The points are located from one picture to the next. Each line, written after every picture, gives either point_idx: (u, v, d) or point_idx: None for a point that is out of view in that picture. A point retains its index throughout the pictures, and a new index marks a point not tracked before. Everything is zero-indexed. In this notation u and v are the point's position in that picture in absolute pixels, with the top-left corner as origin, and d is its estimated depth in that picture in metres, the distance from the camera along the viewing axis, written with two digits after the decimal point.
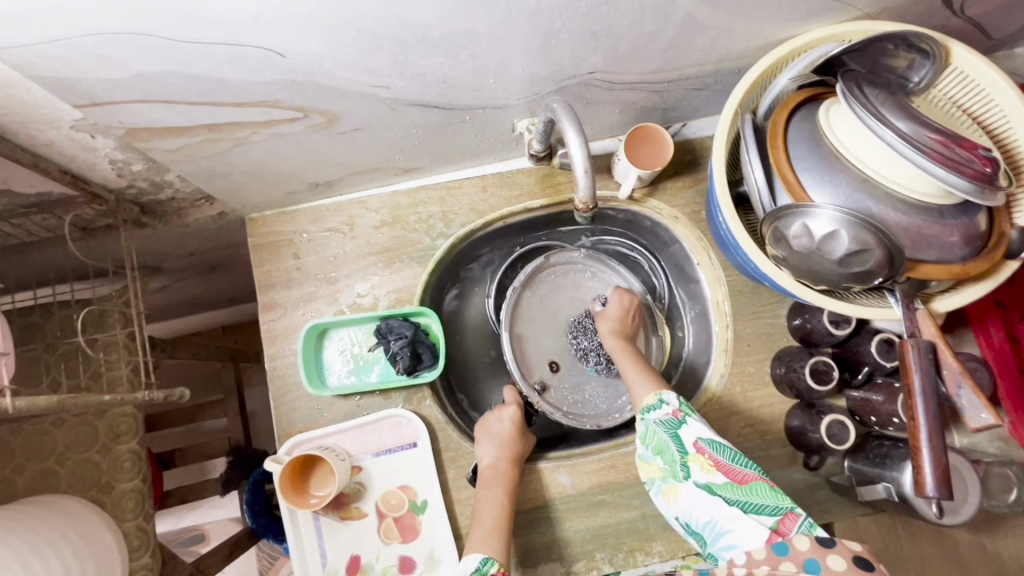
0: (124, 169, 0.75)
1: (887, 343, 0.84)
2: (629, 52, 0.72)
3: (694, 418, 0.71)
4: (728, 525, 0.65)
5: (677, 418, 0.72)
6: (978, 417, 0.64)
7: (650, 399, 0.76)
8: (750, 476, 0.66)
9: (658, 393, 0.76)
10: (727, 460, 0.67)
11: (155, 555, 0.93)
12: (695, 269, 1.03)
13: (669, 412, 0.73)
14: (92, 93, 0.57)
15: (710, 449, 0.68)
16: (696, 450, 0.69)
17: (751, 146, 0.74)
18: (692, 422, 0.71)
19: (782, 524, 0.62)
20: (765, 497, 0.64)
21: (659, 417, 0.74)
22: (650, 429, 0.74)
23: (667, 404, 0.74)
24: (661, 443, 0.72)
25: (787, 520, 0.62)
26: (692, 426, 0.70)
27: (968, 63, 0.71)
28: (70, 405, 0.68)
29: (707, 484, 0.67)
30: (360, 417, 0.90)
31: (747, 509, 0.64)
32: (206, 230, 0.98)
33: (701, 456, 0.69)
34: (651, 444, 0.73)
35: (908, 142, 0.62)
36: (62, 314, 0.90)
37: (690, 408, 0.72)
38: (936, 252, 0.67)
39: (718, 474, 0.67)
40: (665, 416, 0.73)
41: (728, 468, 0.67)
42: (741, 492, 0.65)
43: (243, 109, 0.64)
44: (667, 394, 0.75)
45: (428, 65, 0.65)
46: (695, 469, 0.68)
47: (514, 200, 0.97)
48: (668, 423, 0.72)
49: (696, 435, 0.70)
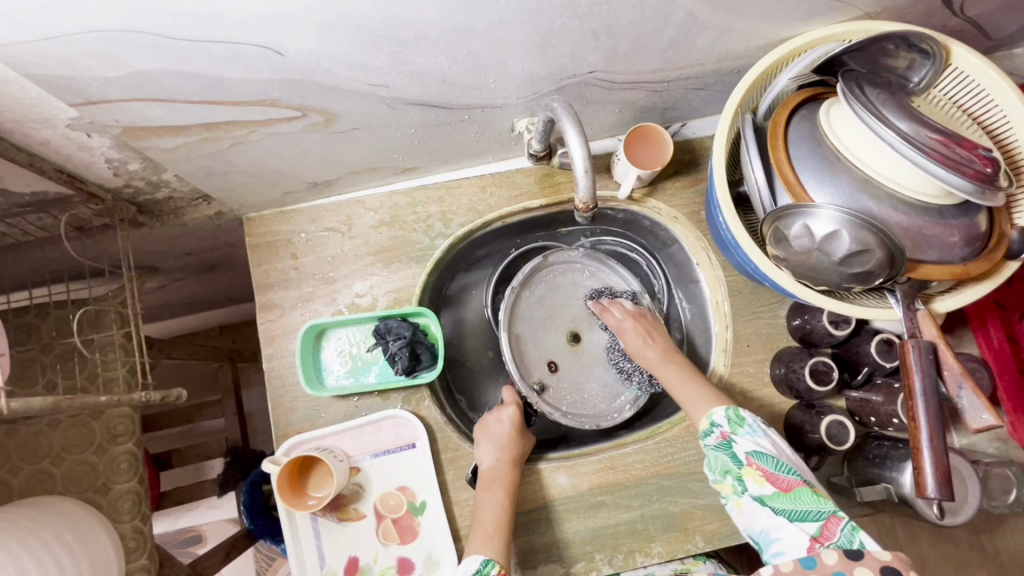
0: (120, 168, 0.74)
1: (886, 344, 0.84)
2: (629, 51, 0.72)
3: (743, 433, 0.72)
4: (777, 533, 0.65)
5: (726, 437, 0.72)
6: (978, 418, 0.65)
7: (703, 421, 0.76)
8: (795, 484, 0.66)
9: (709, 415, 0.76)
10: (773, 469, 0.67)
11: (152, 556, 0.93)
12: (694, 269, 1.03)
13: (720, 433, 0.73)
14: (88, 91, 0.56)
15: (758, 461, 0.68)
16: (747, 463, 0.69)
17: (751, 146, 0.74)
18: (742, 437, 0.71)
19: (825, 529, 0.63)
20: (809, 503, 0.65)
21: (713, 442, 0.74)
22: (711, 454, 0.73)
23: (717, 425, 0.74)
24: (723, 464, 0.71)
25: (830, 524, 0.63)
26: (743, 442, 0.71)
27: (968, 63, 0.71)
28: (66, 406, 0.67)
29: (760, 496, 0.67)
30: (358, 418, 0.89)
31: (792, 517, 0.64)
32: (204, 230, 0.98)
33: (752, 468, 0.68)
34: (715, 468, 0.72)
35: (910, 142, 0.62)
36: (57, 314, 0.90)
37: (738, 423, 0.73)
38: (937, 252, 0.67)
39: (768, 486, 0.67)
40: (716, 439, 0.73)
41: (775, 478, 0.67)
42: (789, 501, 0.65)
43: (241, 108, 0.64)
44: (717, 414, 0.75)
45: (428, 64, 0.64)
46: (751, 482, 0.68)
47: (514, 199, 0.97)
48: (721, 444, 0.72)
49: (745, 449, 0.70)
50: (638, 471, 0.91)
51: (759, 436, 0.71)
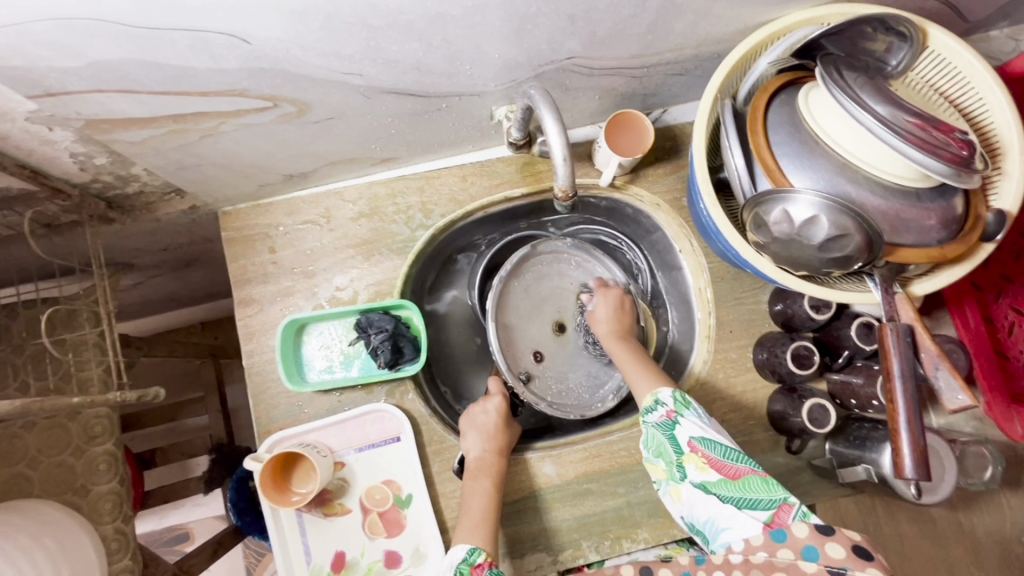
0: (86, 162, 0.72)
1: (867, 327, 0.85)
2: (607, 36, 0.71)
3: (688, 417, 0.71)
4: (725, 522, 0.66)
5: (671, 419, 0.72)
6: (954, 398, 0.65)
7: (647, 400, 0.76)
8: (743, 471, 0.67)
9: (655, 393, 0.75)
10: (718, 455, 0.68)
11: (135, 557, 0.91)
12: (677, 256, 1.03)
13: (664, 413, 0.73)
14: (45, 82, 0.54)
15: (702, 447, 0.69)
16: (690, 449, 0.69)
17: (731, 131, 0.73)
18: (686, 419, 0.71)
19: (776, 516, 0.64)
20: (758, 491, 0.65)
21: (655, 420, 0.74)
22: (649, 433, 0.73)
23: (662, 405, 0.74)
24: (660, 445, 0.72)
25: (782, 512, 0.64)
26: (686, 426, 0.71)
27: (945, 45, 0.71)
28: (37, 408, 0.66)
29: (702, 483, 0.68)
30: (341, 413, 0.88)
31: (740, 505, 0.65)
32: (178, 225, 0.95)
33: (695, 455, 0.69)
34: (651, 447, 0.73)
35: (887, 126, 0.62)
36: (28, 314, 0.87)
37: (683, 405, 0.73)
38: (915, 236, 0.68)
39: (712, 472, 0.68)
40: (659, 418, 0.73)
41: (720, 464, 0.67)
42: (736, 489, 0.66)
43: (209, 98, 0.62)
44: (662, 394, 0.75)
45: (401, 51, 0.63)
46: (692, 468, 0.69)
47: (495, 188, 0.96)
48: (664, 425, 0.72)
49: (689, 434, 0.70)
50: (624, 459, 0.92)
51: (703, 419, 0.71)
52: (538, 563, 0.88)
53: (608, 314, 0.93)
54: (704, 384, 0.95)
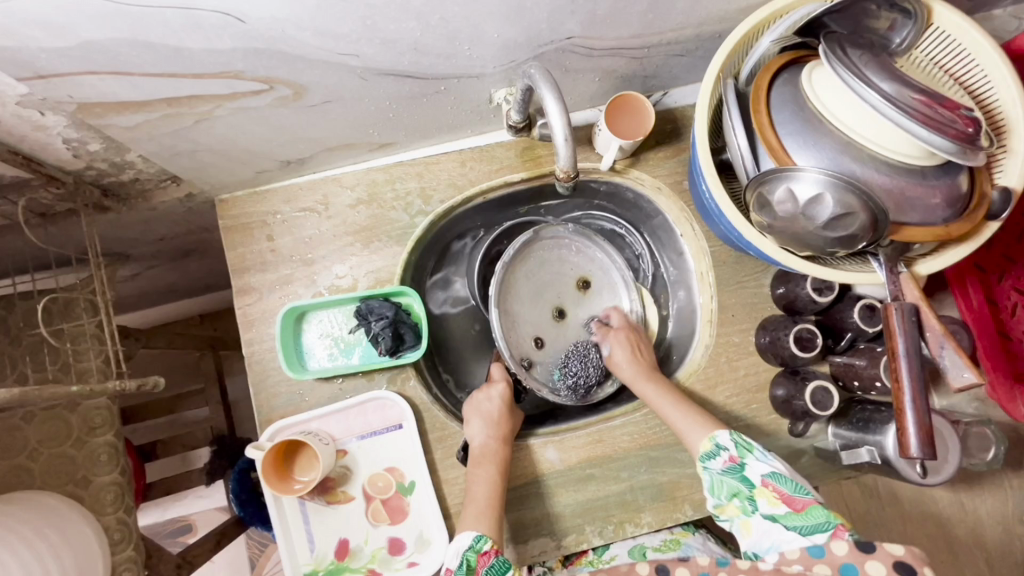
0: (80, 148, 0.70)
1: (870, 309, 0.84)
2: (608, 15, 0.70)
3: (753, 456, 0.71)
4: (788, 548, 0.64)
5: (736, 461, 0.72)
6: (959, 376, 0.65)
7: (706, 445, 0.76)
8: (811, 503, 0.66)
9: (714, 438, 0.76)
10: (788, 490, 0.67)
11: (139, 547, 0.91)
12: (678, 240, 1.02)
13: (728, 457, 0.73)
14: (35, 64, 0.52)
15: (772, 482, 0.68)
16: (761, 484, 0.69)
17: (734, 111, 0.72)
18: (753, 460, 0.71)
19: (833, 537, 0.62)
20: (821, 516, 0.64)
21: (719, 465, 0.73)
22: (716, 479, 0.73)
23: (724, 449, 0.74)
24: (732, 487, 0.71)
25: (838, 532, 0.61)
26: (754, 464, 0.71)
27: (949, 21, 0.70)
28: (36, 397, 0.65)
29: (773, 516, 0.67)
30: (343, 401, 0.88)
31: (803, 532, 0.64)
32: (175, 213, 0.94)
33: (767, 489, 0.69)
34: (721, 492, 0.72)
35: (893, 104, 0.61)
36: (24, 305, 0.87)
37: (746, 447, 0.73)
38: (920, 215, 0.67)
39: (782, 506, 0.67)
40: (724, 462, 0.73)
41: (790, 498, 0.67)
42: (801, 518, 0.65)
43: (204, 81, 0.61)
44: (722, 438, 0.75)
45: (399, 31, 0.62)
46: (763, 502, 0.68)
47: (494, 173, 0.95)
48: (731, 468, 0.72)
49: (759, 471, 0.70)
50: (626, 444, 0.91)
51: (769, 458, 0.71)
52: (542, 548, 0.88)
53: (625, 355, 0.92)
54: (705, 368, 0.95)
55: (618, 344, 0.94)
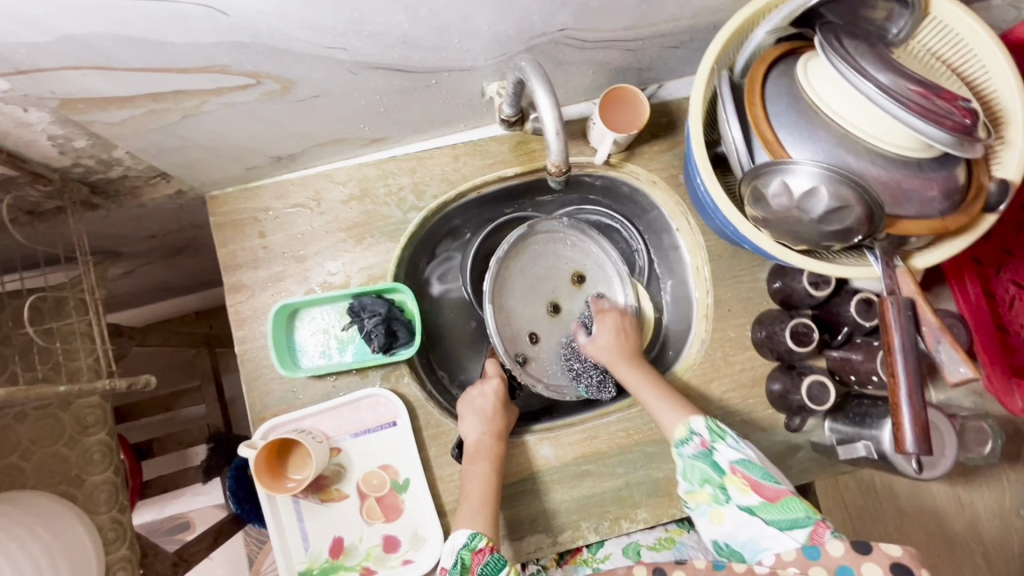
0: (66, 145, 0.70)
1: (867, 303, 0.83)
2: (600, 7, 0.69)
3: (724, 443, 0.74)
4: (767, 543, 0.67)
5: (707, 448, 0.74)
6: (956, 370, 0.64)
7: (681, 429, 0.78)
8: (783, 492, 0.69)
9: (687, 424, 0.77)
10: (760, 478, 0.70)
11: (133, 546, 0.91)
12: (674, 235, 1.01)
13: (700, 442, 0.75)
14: (14, 59, 0.51)
15: (742, 469, 0.71)
16: (731, 472, 0.72)
17: (728, 103, 0.71)
18: (724, 447, 0.73)
19: (815, 534, 0.64)
20: (797, 510, 0.67)
21: (692, 450, 0.75)
22: (688, 463, 0.75)
23: (696, 435, 0.76)
24: (703, 473, 0.74)
25: (819, 529, 0.64)
26: (724, 452, 0.73)
27: (946, 10, 0.69)
28: (24, 396, 0.64)
29: (746, 506, 0.70)
30: (336, 398, 0.87)
31: (782, 526, 0.66)
32: (165, 210, 0.93)
33: (736, 477, 0.71)
34: (693, 477, 0.75)
35: (889, 95, 0.60)
36: (14, 304, 0.86)
37: (718, 433, 0.75)
38: (916, 208, 0.66)
39: (754, 495, 0.70)
40: (695, 448, 0.75)
41: (761, 485, 0.70)
42: (778, 510, 0.68)
43: (189, 76, 0.60)
44: (696, 424, 0.77)
45: (387, 23, 0.61)
46: (734, 490, 0.71)
47: (487, 168, 0.94)
48: (701, 454, 0.74)
49: (729, 458, 0.72)
50: (622, 439, 0.91)
51: (740, 445, 0.73)
52: (538, 545, 0.88)
53: (609, 339, 0.93)
54: (701, 363, 0.94)
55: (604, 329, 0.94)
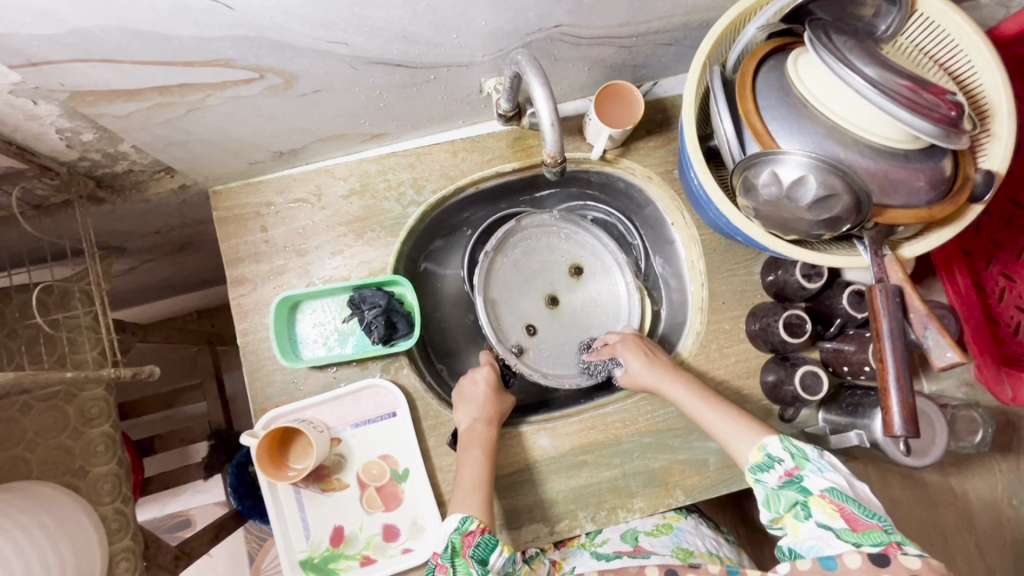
0: (73, 138, 0.71)
1: (858, 295, 0.85)
2: (595, 3, 0.71)
3: (811, 469, 0.69)
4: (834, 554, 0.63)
5: (792, 475, 0.69)
6: (942, 355, 0.65)
7: (758, 454, 0.74)
8: (873, 526, 0.63)
9: (764, 448, 0.73)
10: (852, 508, 0.64)
11: (137, 536, 0.92)
12: (669, 229, 1.03)
13: (784, 469, 0.70)
14: (26, 51, 0.53)
15: (831, 496, 0.65)
16: (818, 494, 0.66)
17: (720, 97, 0.73)
18: (810, 473, 0.68)
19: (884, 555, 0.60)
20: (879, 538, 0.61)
21: (773, 478, 0.71)
22: (772, 493, 0.70)
23: (780, 462, 0.71)
24: (787, 499, 0.69)
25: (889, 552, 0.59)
26: (812, 478, 0.68)
27: (933, 7, 0.71)
28: (31, 381, 0.66)
29: (828, 529, 0.64)
30: (337, 389, 0.88)
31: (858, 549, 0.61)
32: (169, 205, 0.95)
33: (823, 500, 0.66)
34: (776, 503, 0.70)
35: (876, 87, 0.62)
36: (21, 298, 0.87)
37: (803, 457, 0.70)
38: (904, 197, 0.68)
39: (840, 520, 0.64)
40: (778, 475, 0.70)
41: (851, 516, 0.64)
42: (860, 538, 0.62)
43: (195, 69, 0.61)
44: (776, 449, 0.72)
45: (387, 19, 0.62)
46: (818, 511, 0.66)
47: (486, 163, 0.95)
48: (786, 481, 0.70)
49: (818, 484, 0.67)
50: (618, 430, 0.92)
51: (829, 471, 0.68)
52: (535, 534, 0.89)
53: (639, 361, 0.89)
54: (696, 355, 0.95)
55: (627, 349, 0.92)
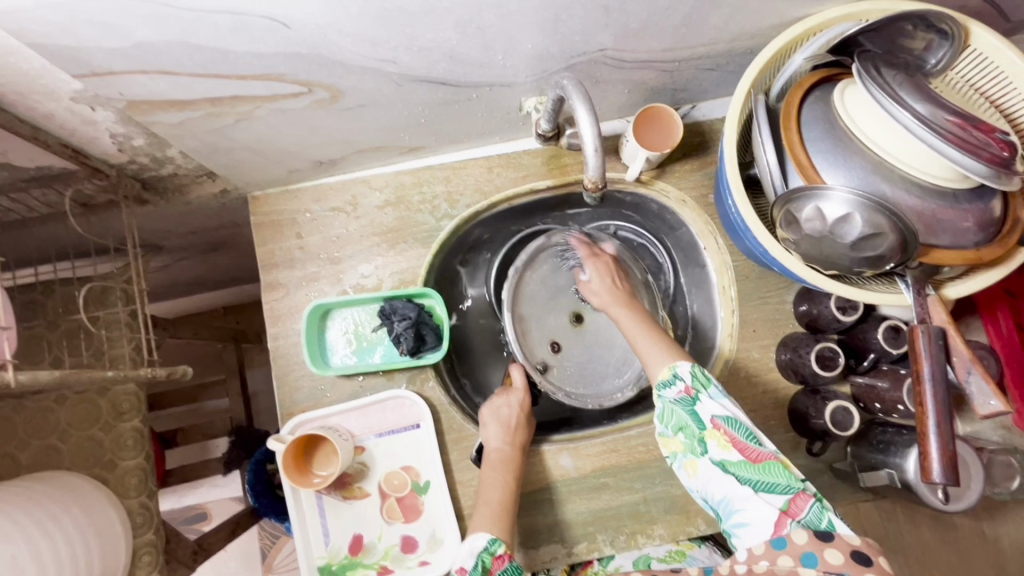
0: (125, 143, 0.73)
1: (894, 330, 0.84)
2: (640, 29, 0.71)
3: (708, 394, 0.68)
4: (741, 503, 0.64)
5: (690, 394, 0.69)
6: (986, 403, 0.64)
7: (664, 372, 0.72)
8: (766, 456, 0.65)
9: (673, 367, 0.72)
10: (742, 437, 0.65)
11: (159, 531, 0.93)
12: (702, 253, 1.02)
13: (682, 389, 0.70)
14: (92, 62, 0.55)
15: (726, 426, 0.66)
16: (712, 426, 0.67)
17: (764, 126, 0.73)
18: (707, 398, 0.68)
19: (793, 503, 0.63)
20: (779, 476, 0.64)
21: (673, 395, 0.70)
22: (668, 407, 0.70)
23: (680, 380, 0.70)
24: (681, 420, 0.68)
25: (798, 500, 0.63)
26: (708, 403, 0.68)
27: (988, 44, 0.69)
28: (73, 379, 0.67)
29: (722, 461, 0.65)
30: (363, 398, 0.89)
31: (758, 487, 0.64)
32: (209, 208, 0.97)
33: (717, 432, 0.66)
34: (669, 422, 0.69)
35: (925, 124, 0.61)
36: (63, 291, 0.90)
37: (703, 381, 0.69)
38: (950, 238, 0.66)
39: (734, 452, 0.65)
40: (678, 393, 0.70)
41: (743, 446, 0.65)
42: (756, 471, 0.64)
43: (247, 83, 0.63)
44: (681, 368, 0.71)
45: (436, 39, 0.63)
46: (713, 445, 0.66)
47: (520, 180, 0.96)
48: (683, 401, 0.69)
49: (711, 411, 0.67)
50: (641, 454, 0.92)
51: (723, 397, 0.68)
52: (552, 555, 0.89)
53: (604, 283, 0.91)
54: (725, 382, 0.94)
55: (598, 271, 0.93)
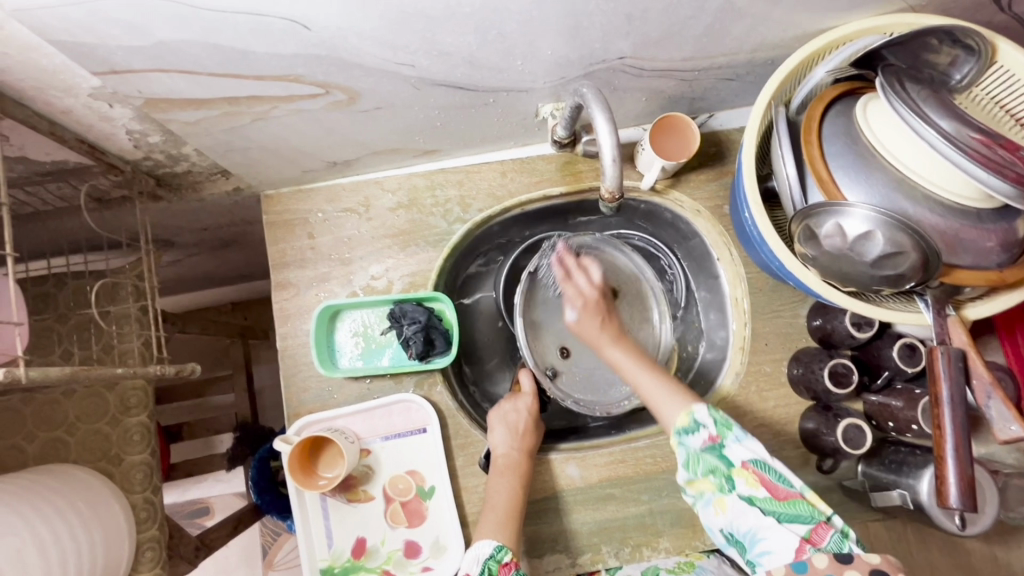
0: (141, 140, 0.73)
1: (909, 348, 0.81)
2: (661, 38, 0.70)
3: (733, 438, 0.66)
4: (765, 533, 0.65)
5: (715, 441, 0.67)
6: (1006, 428, 0.62)
7: (682, 419, 0.70)
8: (794, 493, 0.64)
9: (691, 413, 0.70)
10: (772, 478, 0.65)
11: (163, 527, 0.94)
12: (715, 264, 1.01)
13: (707, 436, 0.68)
14: (111, 60, 0.55)
15: (755, 468, 0.65)
16: (741, 466, 0.66)
17: (784, 139, 0.72)
18: (733, 441, 0.66)
19: (815, 532, 0.63)
20: (803, 508, 0.64)
21: (697, 442, 0.68)
22: (693, 456, 0.69)
23: (703, 427, 0.68)
24: (709, 465, 0.68)
25: (821, 529, 0.63)
26: (735, 446, 0.66)
27: (1015, 60, 0.67)
28: (83, 376, 0.67)
29: (749, 496, 0.66)
30: (370, 401, 0.89)
31: (782, 518, 0.64)
32: (221, 205, 0.97)
33: (746, 471, 0.66)
34: (696, 467, 0.69)
35: (950, 142, 0.60)
36: (75, 284, 0.90)
37: (726, 425, 0.67)
38: (971, 258, 0.65)
39: (762, 490, 0.65)
40: (702, 440, 0.68)
41: (772, 485, 0.65)
42: (781, 506, 0.64)
43: (265, 83, 0.63)
44: (701, 413, 0.69)
45: (456, 44, 0.63)
46: (741, 483, 0.66)
47: (534, 185, 0.95)
48: (709, 448, 0.68)
49: (740, 455, 0.66)
50: (649, 466, 0.91)
51: (748, 438, 0.66)
52: (556, 565, 0.88)
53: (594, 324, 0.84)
54: (734, 395, 0.93)
55: (588, 308, 0.85)
